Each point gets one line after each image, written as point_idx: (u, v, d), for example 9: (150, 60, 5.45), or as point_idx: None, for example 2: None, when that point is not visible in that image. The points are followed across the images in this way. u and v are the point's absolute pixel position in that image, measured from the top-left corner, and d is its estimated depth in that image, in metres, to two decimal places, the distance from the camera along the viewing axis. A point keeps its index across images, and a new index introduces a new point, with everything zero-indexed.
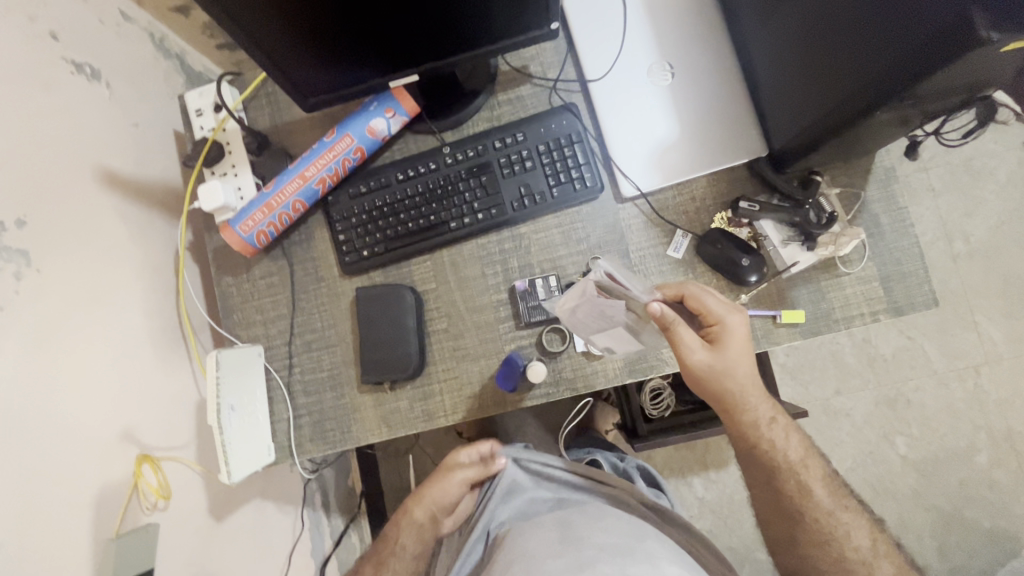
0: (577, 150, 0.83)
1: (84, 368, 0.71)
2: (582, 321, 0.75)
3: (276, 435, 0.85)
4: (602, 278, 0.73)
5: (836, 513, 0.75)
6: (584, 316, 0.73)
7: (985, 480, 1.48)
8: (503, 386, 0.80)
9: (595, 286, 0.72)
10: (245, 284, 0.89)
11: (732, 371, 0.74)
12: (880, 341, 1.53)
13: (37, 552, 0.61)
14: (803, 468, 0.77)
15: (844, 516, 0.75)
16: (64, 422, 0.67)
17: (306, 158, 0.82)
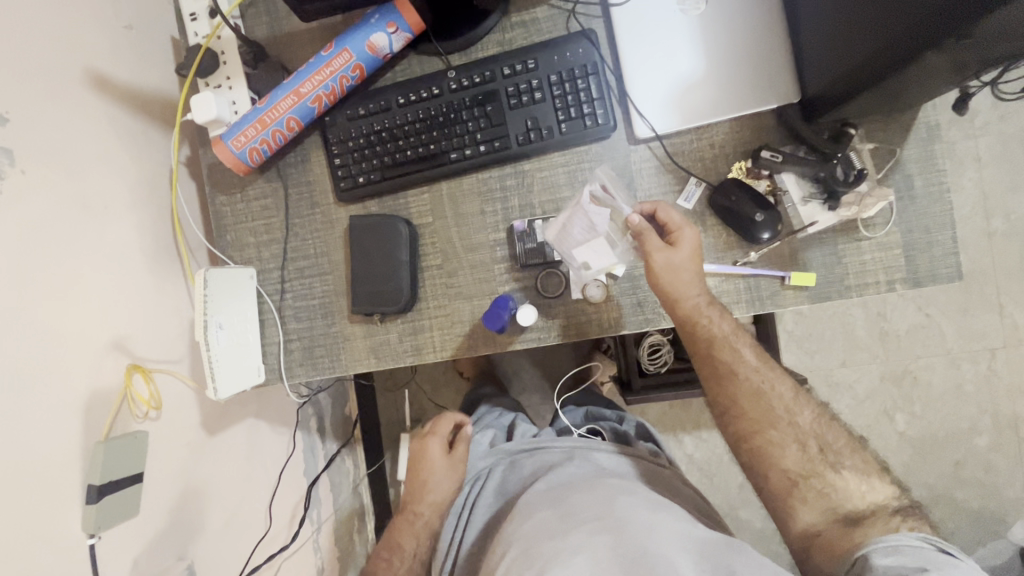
0: (591, 83, 0.77)
1: (72, 276, 0.70)
2: (570, 235, 0.74)
3: (267, 357, 0.86)
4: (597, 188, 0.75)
5: (771, 385, 0.76)
6: (573, 227, 0.74)
7: (981, 462, 1.47)
8: (490, 325, 0.77)
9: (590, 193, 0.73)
10: (240, 204, 0.87)
11: (680, 270, 0.72)
12: (896, 316, 1.48)
13: (26, 447, 0.63)
14: (743, 350, 0.77)
15: (774, 378, 0.76)
16: (52, 327, 0.67)
17: (302, 73, 0.77)
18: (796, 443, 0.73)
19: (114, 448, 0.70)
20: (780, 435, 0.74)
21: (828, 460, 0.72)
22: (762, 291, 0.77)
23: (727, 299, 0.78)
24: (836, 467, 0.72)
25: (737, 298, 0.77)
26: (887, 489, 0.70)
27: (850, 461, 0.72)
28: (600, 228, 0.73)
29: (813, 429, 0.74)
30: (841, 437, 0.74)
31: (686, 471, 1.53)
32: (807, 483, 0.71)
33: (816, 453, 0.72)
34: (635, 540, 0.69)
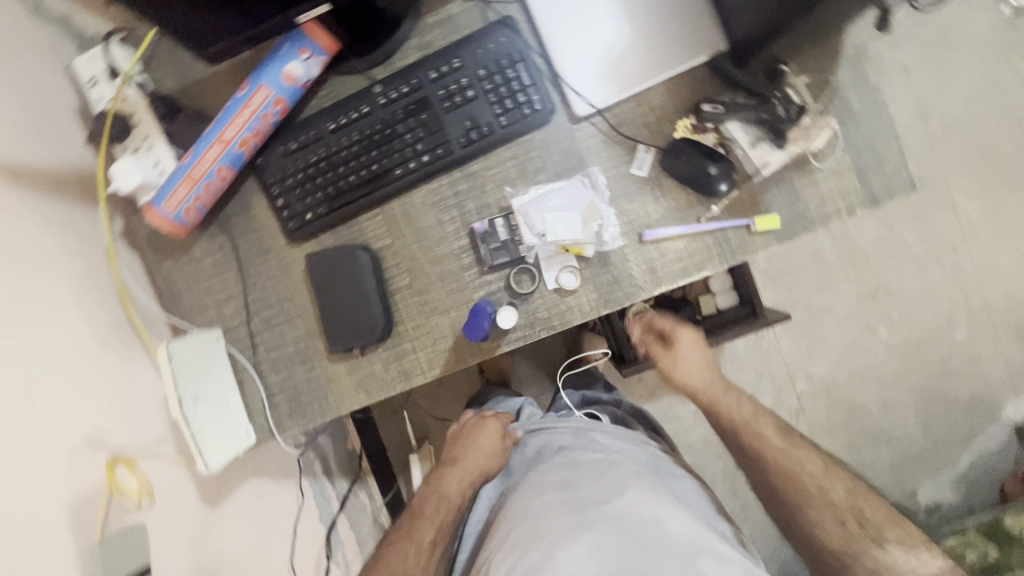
0: (520, 70, 0.75)
1: (29, 381, 0.66)
2: (541, 211, 0.77)
3: (254, 417, 0.82)
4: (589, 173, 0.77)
5: (800, 459, 0.85)
6: (550, 202, 0.77)
7: (964, 354, 1.53)
8: (470, 335, 0.76)
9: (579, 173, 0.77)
10: (189, 266, 0.83)
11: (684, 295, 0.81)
12: (860, 234, 1.52)
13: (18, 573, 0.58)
14: (762, 429, 0.90)
15: (800, 454, 0.87)
16: (19, 438, 0.63)
17: (222, 119, 0.73)
18: (836, 521, 0.80)
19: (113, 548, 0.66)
20: (821, 512, 0.81)
21: (870, 535, 0.78)
22: (730, 243, 0.77)
23: (699, 257, 0.77)
24: (879, 543, 0.77)
25: (708, 254, 0.77)
26: (935, 560, 0.75)
27: (893, 536, 0.77)
28: (582, 204, 0.77)
29: (849, 505, 0.81)
30: (881, 514, 0.80)
31: (694, 426, 1.56)
32: (854, 563, 0.77)
33: (857, 529, 0.79)
34: (643, 534, 0.69)
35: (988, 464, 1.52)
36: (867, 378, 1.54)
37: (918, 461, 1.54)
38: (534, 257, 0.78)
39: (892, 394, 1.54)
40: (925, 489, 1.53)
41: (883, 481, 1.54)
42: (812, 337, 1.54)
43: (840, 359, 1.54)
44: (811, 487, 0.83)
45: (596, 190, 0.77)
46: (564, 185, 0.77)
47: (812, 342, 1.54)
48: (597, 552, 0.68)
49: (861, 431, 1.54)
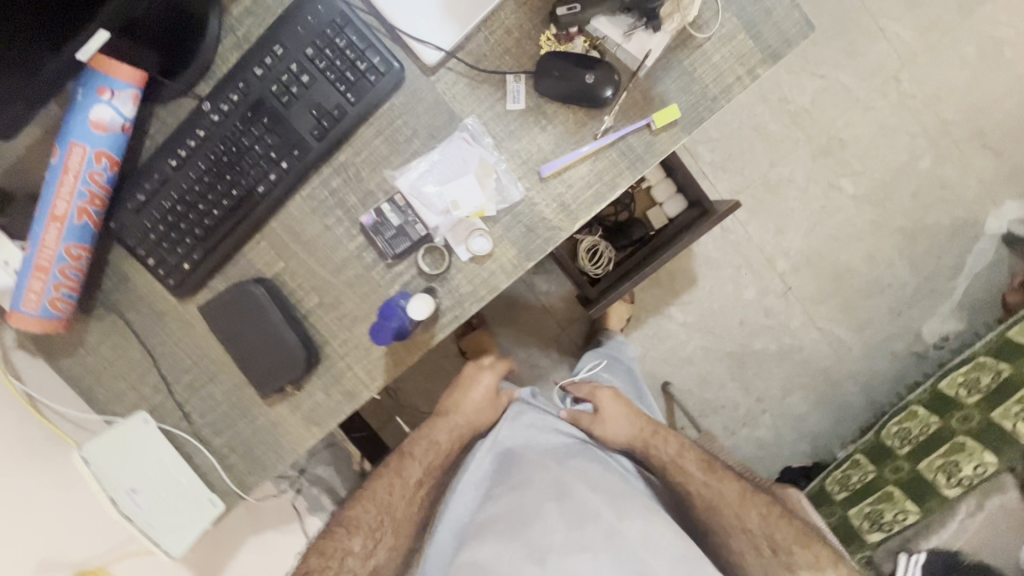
0: (349, 35, 0.66)
1: None
2: (427, 189, 0.69)
3: (215, 485, 0.77)
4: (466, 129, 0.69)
5: (725, 502, 0.82)
6: (434, 176, 0.69)
7: (935, 182, 1.47)
8: (376, 340, 0.70)
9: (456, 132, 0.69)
10: (89, 356, 0.76)
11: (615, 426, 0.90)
12: (797, 92, 1.44)
13: None
14: (688, 468, 0.86)
15: (721, 486, 0.84)
16: None
17: (46, 194, 0.64)
18: (755, 551, 0.79)
19: None
20: (737, 543, 0.80)
21: (783, 561, 0.77)
22: (636, 151, 0.70)
23: (609, 176, 0.70)
24: (790, 568, 0.77)
25: (617, 169, 0.70)
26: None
27: (803, 559, 0.77)
28: (471, 164, 0.68)
29: (764, 531, 0.80)
30: (791, 534, 0.79)
31: (688, 338, 1.51)
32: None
33: (770, 556, 0.78)
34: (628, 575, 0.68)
35: (986, 283, 1.48)
36: (845, 236, 1.49)
37: (916, 302, 1.50)
38: (443, 236, 0.70)
39: (873, 244, 1.49)
40: (929, 327, 1.50)
41: (887, 331, 1.51)
42: (779, 213, 1.48)
43: (812, 226, 1.48)
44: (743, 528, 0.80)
45: (480, 142, 0.69)
46: (442, 149, 0.69)
47: (780, 219, 1.48)
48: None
49: (852, 290, 1.50)
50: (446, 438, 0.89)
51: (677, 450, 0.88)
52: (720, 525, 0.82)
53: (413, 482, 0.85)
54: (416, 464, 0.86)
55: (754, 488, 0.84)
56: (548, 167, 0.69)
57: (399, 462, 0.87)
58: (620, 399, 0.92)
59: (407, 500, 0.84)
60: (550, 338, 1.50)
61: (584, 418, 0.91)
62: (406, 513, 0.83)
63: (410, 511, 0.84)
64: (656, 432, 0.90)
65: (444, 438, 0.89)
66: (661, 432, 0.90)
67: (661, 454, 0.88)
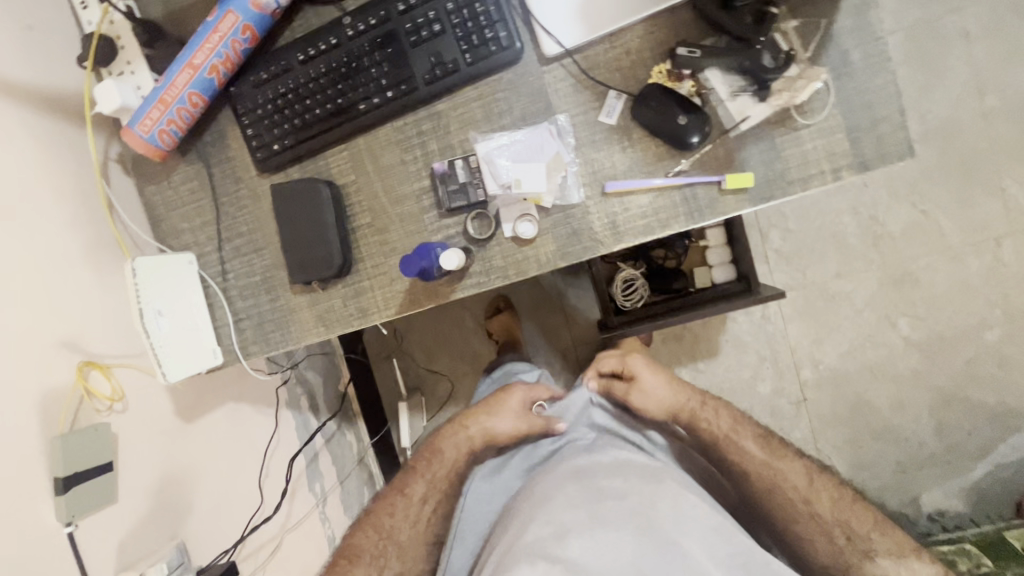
0: (489, 5, 0.72)
1: (24, 282, 0.73)
2: (501, 163, 0.73)
3: (222, 339, 0.86)
4: (553, 124, 0.74)
5: (790, 480, 0.84)
6: (513, 154, 0.73)
7: (995, 357, 1.40)
8: (404, 271, 0.73)
9: (545, 124, 0.73)
10: (169, 191, 0.86)
11: (655, 395, 0.97)
12: (890, 218, 1.40)
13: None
14: (744, 444, 0.88)
15: (784, 467, 0.85)
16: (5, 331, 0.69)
17: (191, 43, 0.73)
18: (825, 536, 0.79)
19: (72, 441, 0.72)
20: (806, 529, 0.80)
21: (859, 548, 0.78)
22: (699, 202, 0.72)
23: (664, 215, 0.73)
24: (869, 555, 0.77)
25: (674, 212, 0.73)
26: (927, 568, 0.75)
27: (883, 546, 0.77)
28: (547, 154, 0.73)
29: (837, 519, 0.80)
30: (866, 521, 0.80)
31: None
32: (845, 574, 0.77)
33: (845, 544, 0.78)
34: (650, 528, 0.70)
35: (1007, 477, 1.41)
36: (880, 372, 1.45)
37: (926, 465, 1.44)
38: (495, 209, 0.76)
39: (906, 392, 1.44)
40: (930, 496, 1.44)
41: (884, 481, 1.46)
42: (823, 323, 1.45)
43: (851, 349, 1.45)
44: (825, 516, 0.80)
45: (562, 137, 0.74)
46: (529, 132, 0.74)
47: (822, 330, 1.46)
48: (614, 545, 0.69)
49: (866, 427, 1.46)
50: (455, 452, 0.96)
51: (727, 423, 0.92)
52: (790, 511, 0.82)
53: (417, 500, 0.91)
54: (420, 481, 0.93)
55: (819, 468, 0.85)
56: (613, 184, 0.73)
57: (405, 475, 0.94)
58: (653, 369, 1.00)
59: (414, 518, 0.90)
60: (557, 349, 1.53)
61: (619, 387, 1.00)
62: (410, 533, 0.89)
63: (415, 529, 0.89)
64: (698, 402, 0.96)
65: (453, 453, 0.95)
66: (710, 406, 0.95)
67: (712, 426, 0.92)
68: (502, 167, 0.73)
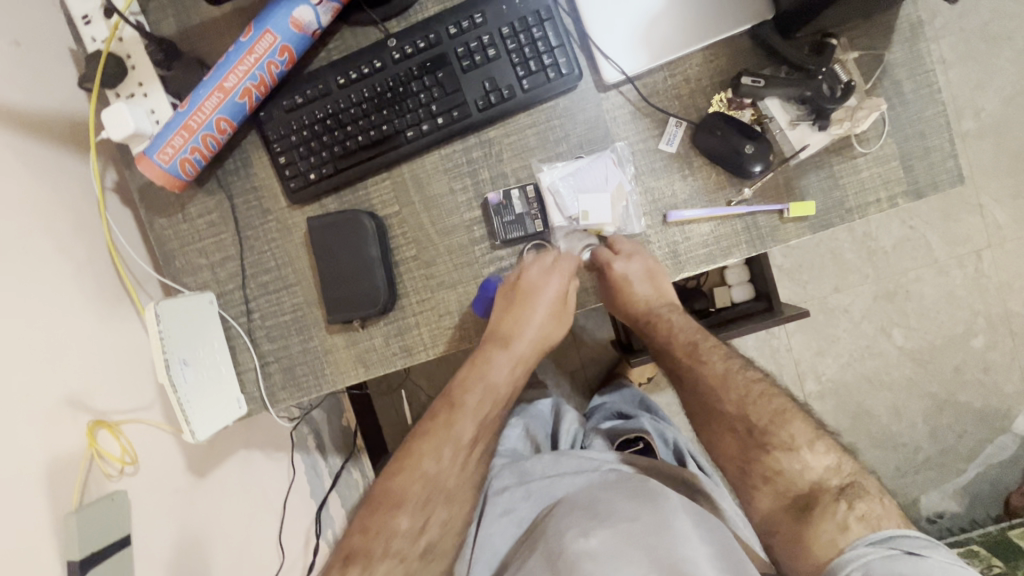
0: (547, 29, 0.69)
1: (26, 337, 0.63)
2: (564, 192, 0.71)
3: (246, 386, 0.79)
4: (615, 152, 0.72)
5: (710, 377, 0.77)
6: (575, 185, 0.71)
7: (980, 362, 1.48)
8: (477, 308, 0.74)
9: (608, 152, 0.71)
10: (184, 224, 0.78)
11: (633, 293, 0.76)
12: (882, 234, 1.47)
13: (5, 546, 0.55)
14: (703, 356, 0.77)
15: (709, 368, 0.77)
16: (11, 394, 0.60)
17: (223, 65, 0.67)
18: (730, 432, 0.74)
19: (89, 516, 0.63)
20: (716, 426, 0.75)
21: (758, 442, 0.72)
22: (761, 229, 0.72)
23: (727, 242, 0.72)
24: (770, 448, 0.71)
25: (737, 239, 0.72)
26: (821, 461, 0.70)
27: (778, 439, 0.71)
28: (611, 184, 0.71)
29: (741, 413, 0.74)
30: (769, 414, 0.73)
31: None
32: (748, 467, 0.73)
33: (747, 437, 0.73)
34: (671, 550, 0.63)
35: (996, 476, 1.49)
36: (878, 381, 1.50)
37: (924, 469, 1.50)
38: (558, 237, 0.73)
39: (903, 399, 1.50)
40: (928, 499, 1.50)
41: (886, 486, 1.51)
42: (824, 336, 1.50)
43: (850, 360, 1.50)
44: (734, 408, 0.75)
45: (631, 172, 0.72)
46: (589, 158, 0.72)
47: (823, 342, 1.50)
48: None
49: (868, 435, 1.51)
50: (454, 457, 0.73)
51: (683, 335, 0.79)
52: (703, 407, 0.77)
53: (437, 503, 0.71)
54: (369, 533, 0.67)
55: (748, 370, 0.77)
56: (675, 214, 0.71)
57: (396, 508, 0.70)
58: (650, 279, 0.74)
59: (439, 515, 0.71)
60: (567, 371, 1.50)
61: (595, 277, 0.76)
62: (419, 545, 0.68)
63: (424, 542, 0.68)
64: (668, 310, 0.80)
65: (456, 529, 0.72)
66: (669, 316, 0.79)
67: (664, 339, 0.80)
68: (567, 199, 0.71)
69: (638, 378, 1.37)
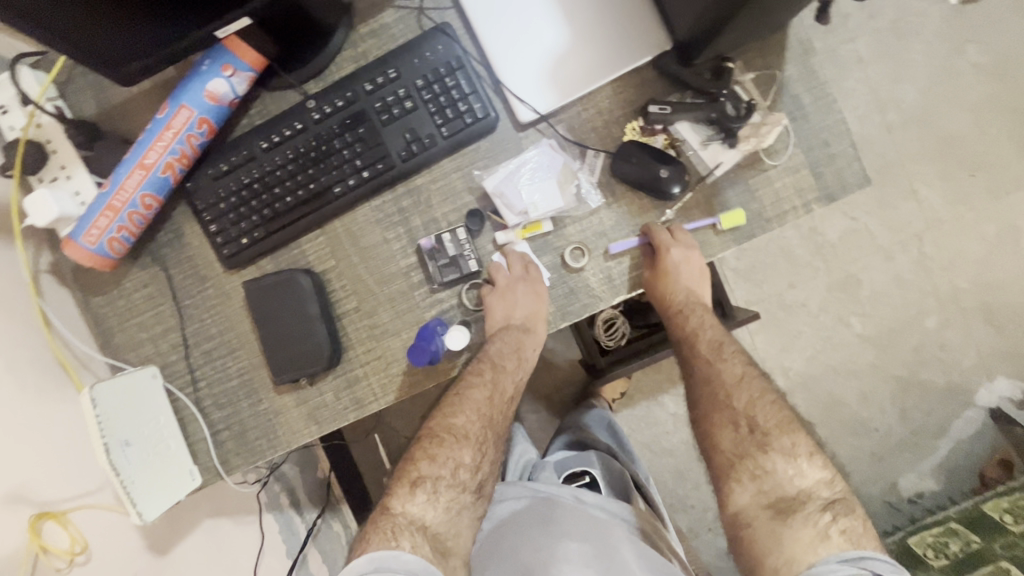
0: (459, 78, 0.71)
1: None
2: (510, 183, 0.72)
3: (198, 458, 0.77)
4: (551, 140, 0.74)
5: (719, 377, 0.78)
6: (518, 177, 0.72)
7: (937, 341, 1.53)
8: (416, 361, 0.71)
9: (545, 140, 0.73)
10: (122, 300, 0.78)
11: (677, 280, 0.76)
12: (827, 228, 1.52)
13: None
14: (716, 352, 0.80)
15: (723, 367, 0.79)
16: None
17: (143, 144, 0.68)
18: (730, 425, 0.75)
19: None
20: (717, 419, 0.77)
21: (756, 439, 0.73)
22: None
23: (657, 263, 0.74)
24: (765, 448, 0.73)
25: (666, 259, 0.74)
26: (816, 473, 0.71)
27: (778, 443, 0.73)
28: (556, 168, 0.72)
29: (746, 411, 0.75)
30: (774, 419, 0.74)
31: None
32: (738, 462, 0.74)
33: (746, 434, 0.74)
34: None
35: (968, 449, 1.52)
36: (843, 370, 1.53)
37: (899, 451, 1.53)
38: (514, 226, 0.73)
39: (869, 384, 1.53)
40: (906, 480, 1.53)
41: (864, 473, 1.53)
42: (786, 331, 1.53)
43: (814, 353, 1.53)
44: (740, 406, 0.76)
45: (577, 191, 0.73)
46: (529, 149, 0.73)
47: (786, 338, 1.53)
48: None
49: (841, 424, 1.53)
50: (470, 460, 0.76)
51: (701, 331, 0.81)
52: (708, 398, 0.78)
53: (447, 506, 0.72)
54: (379, 531, 0.67)
55: (759, 375, 0.78)
56: (618, 246, 0.73)
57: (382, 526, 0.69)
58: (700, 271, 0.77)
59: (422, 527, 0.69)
60: (541, 394, 1.50)
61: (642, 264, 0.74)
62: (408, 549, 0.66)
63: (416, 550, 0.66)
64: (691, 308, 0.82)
65: (469, 528, 0.73)
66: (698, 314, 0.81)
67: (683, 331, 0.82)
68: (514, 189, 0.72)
69: (609, 396, 1.37)
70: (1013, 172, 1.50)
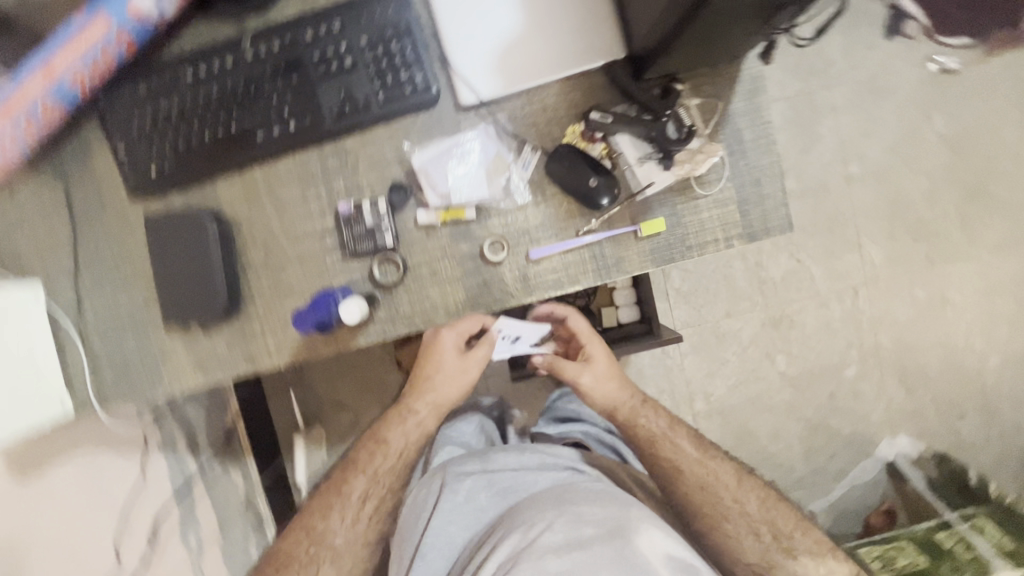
0: (404, 45, 0.69)
1: None
2: (436, 162, 0.71)
3: (71, 385, 0.74)
4: (489, 127, 0.72)
5: (715, 479, 0.89)
6: (445, 159, 0.71)
7: (851, 390, 1.60)
8: (298, 327, 0.73)
9: (484, 126, 0.72)
10: (12, 209, 0.73)
11: (600, 376, 0.97)
12: (772, 265, 1.55)
13: None
14: (680, 443, 0.92)
15: (715, 469, 0.90)
16: None
17: (50, 44, 0.63)
18: (751, 534, 0.86)
19: None
20: (733, 529, 0.86)
21: (784, 546, 0.85)
22: (607, 258, 0.74)
23: (574, 270, 0.74)
24: (793, 554, 0.85)
25: (584, 268, 0.74)
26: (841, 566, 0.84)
27: (803, 545, 0.85)
28: (488, 157, 0.72)
29: (764, 517, 0.87)
30: (789, 519, 0.87)
31: None
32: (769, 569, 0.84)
33: (770, 540, 0.85)
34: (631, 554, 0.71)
35: (860, 497, 1.60)
36: (760, 404, 1.59)
37: (797, 488, 1.60)
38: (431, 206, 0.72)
39: (782, 421, 1.59)
40: None
41: None
42: (714, 358, 1.57)
43: (736, 383, 1.58)
44: (739, 519, 0.86)
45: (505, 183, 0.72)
46: (464, 131, 0.72)
47: (714, 364, 1.57)
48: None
49: (749, 455, 1.59)
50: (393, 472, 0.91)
51: (666, 423, 0.94)
52: (715, 510, 0.87)
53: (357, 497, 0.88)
54: (321, 509, 0.88)
55: (748, 472, 0.91)
56: (537, 252, 0.73)
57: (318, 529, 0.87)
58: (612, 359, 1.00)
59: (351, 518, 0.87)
60: None
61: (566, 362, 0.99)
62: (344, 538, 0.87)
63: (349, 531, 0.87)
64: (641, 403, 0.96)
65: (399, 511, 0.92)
66: (648, 404, 0.95)
67: (651, 425, 0.93)
68: (439, 170, 0.71)
69: None
70: (952, 244, 1.56)
